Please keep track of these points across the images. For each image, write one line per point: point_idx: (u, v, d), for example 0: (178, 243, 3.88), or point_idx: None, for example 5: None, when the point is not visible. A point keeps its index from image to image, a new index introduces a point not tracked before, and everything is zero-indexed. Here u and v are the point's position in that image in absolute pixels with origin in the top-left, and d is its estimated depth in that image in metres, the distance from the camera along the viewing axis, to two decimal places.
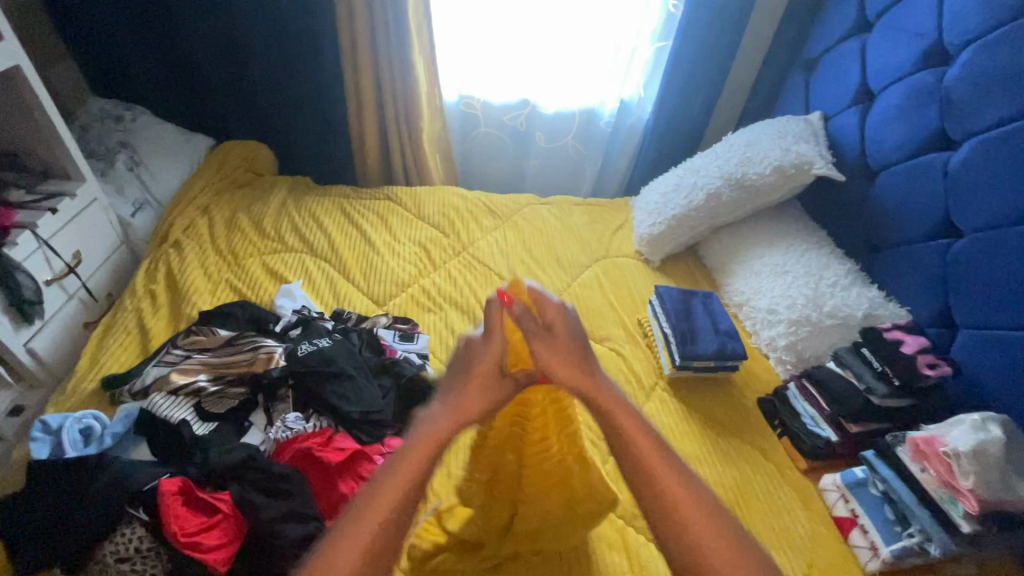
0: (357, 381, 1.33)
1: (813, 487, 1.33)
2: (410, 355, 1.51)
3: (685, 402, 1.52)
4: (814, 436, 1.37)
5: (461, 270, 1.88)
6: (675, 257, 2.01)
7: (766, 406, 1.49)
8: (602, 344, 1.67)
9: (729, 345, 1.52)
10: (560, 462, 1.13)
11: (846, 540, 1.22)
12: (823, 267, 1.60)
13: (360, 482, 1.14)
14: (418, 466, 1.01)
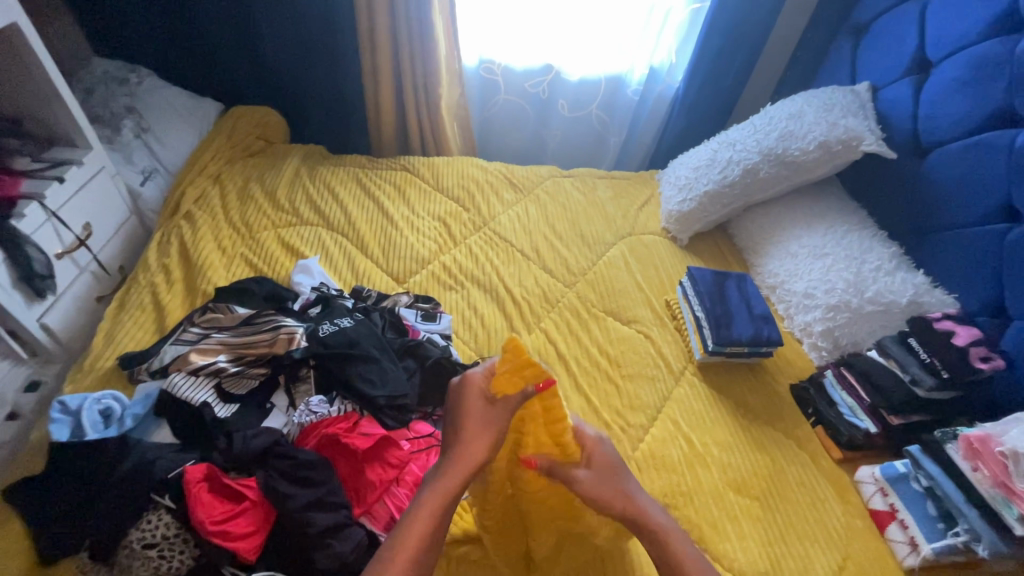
0: (382, 364, 1.29)
1: (848, 478, 1.30)
2: (434, 336, 1.46)
3: (716, 388, 1.48)
4: (851, 426, 1.32)
5: (483, 247, 1.81)
6: (704, 235, 1.93)
7: (800, 394, 1.44)
8: (630, 327, 1.62)
9: (764, 330, 1.46)
10: (562, 496, 1.05)
11: (883, 534, 1.18)
12: (865, 251, 1.52)
13: (387, 468, 1.12)
14: (440, 518, 0.97)
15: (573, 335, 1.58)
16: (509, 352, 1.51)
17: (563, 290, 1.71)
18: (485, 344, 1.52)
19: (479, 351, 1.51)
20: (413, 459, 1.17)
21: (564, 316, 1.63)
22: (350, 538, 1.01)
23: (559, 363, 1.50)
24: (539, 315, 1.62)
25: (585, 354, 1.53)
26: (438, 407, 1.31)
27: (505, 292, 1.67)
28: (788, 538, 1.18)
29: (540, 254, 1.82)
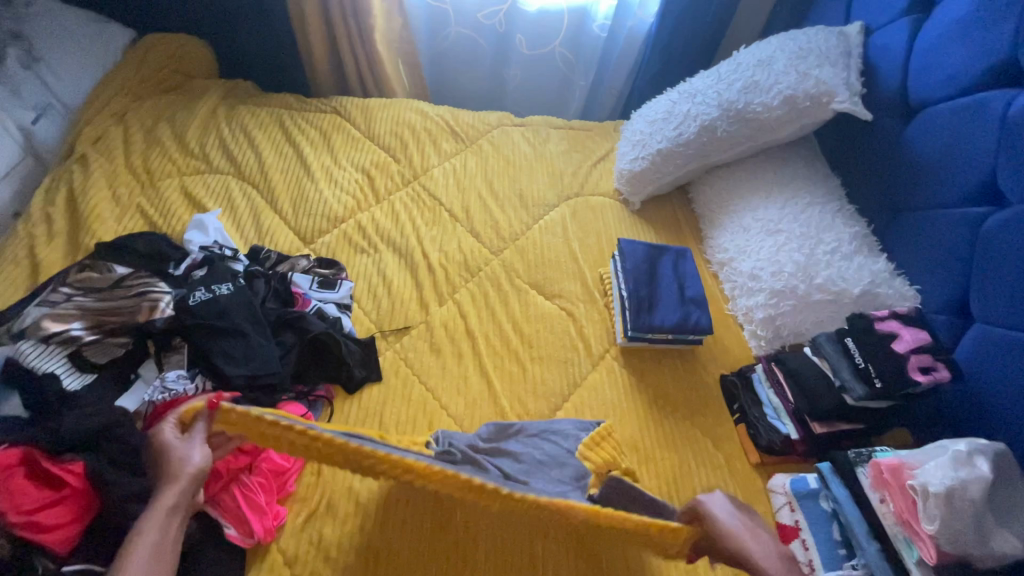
0: (250, 339, 1.18)
1: (761, 484, 1.18)
2: (328, 305, 1.34)
3: (636, 376, 1.34)
4: (771, 429, 1.20)
5: (407, 204, 1.64)
6: (661, 199, 1.71)
7: (726, 388, 1.31)
8: (553, 302, 1.46)
9: (693, 316, 1.29)
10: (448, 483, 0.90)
11: None
12: (824, 229, 1.32)
13: (238, 454, 1.06)
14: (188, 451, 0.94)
15: (488, 310, 1.43)
16: (412, 326, 1.38)
17: (488, 258, 1.54)
18: (387, 316, 1.39)
19: (379, 325, 1.38)
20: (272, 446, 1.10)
21: (483, 289, 1.47)
22: None
23: (465, 340, 1.37)
24: (454, 285, 1.48)
25: (497, 331, 1.39)
26: (319, 386, 1.23)
27: (421, 257, 1.52)
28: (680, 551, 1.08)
29: (470, 214, 1.63)
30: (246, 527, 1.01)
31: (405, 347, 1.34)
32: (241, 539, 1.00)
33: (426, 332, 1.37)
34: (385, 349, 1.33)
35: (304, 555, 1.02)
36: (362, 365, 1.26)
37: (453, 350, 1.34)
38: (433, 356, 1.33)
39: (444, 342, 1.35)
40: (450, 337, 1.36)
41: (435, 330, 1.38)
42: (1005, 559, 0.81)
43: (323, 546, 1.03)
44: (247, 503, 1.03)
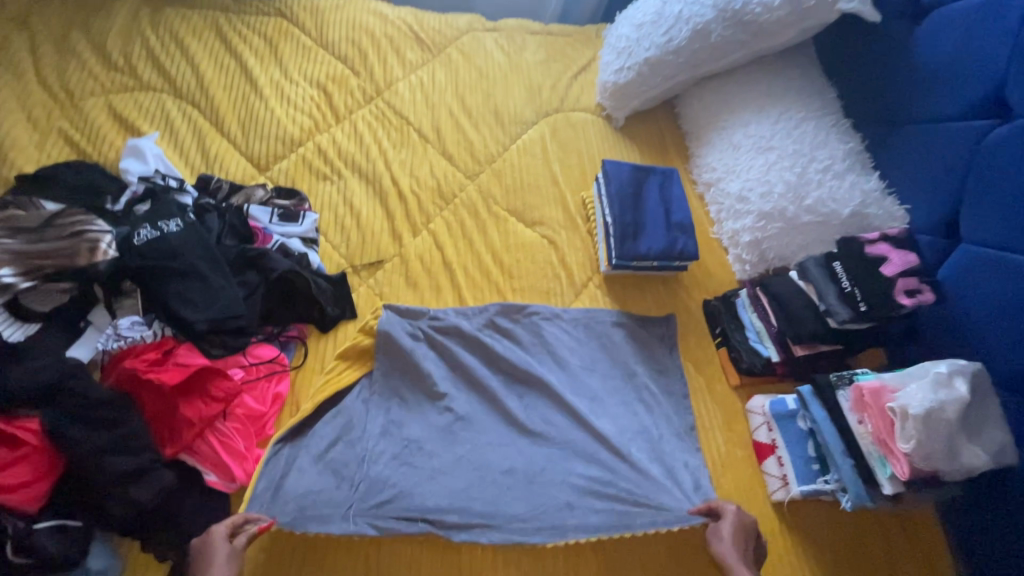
0: (209, 280, 1.08)
1: (740, 405, 1.21)
2: (292, 240, 1.24)
3: (620, 305, 1.32)
4: (753, 352, 1.20)
5: (371, 123, 1.48)
6: (645, 114, 1.60)
7: (710, 312, 1.30)
8: (534, 229, 1.39)
9: (679, 243, 1.24)
10: None
11: (760, 466, 1.13)
12: (817, 145, 1.26)
13: (209, 403, 0.99)
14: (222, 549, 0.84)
15: (466, 240, 1.35)
16: (385, 260, 1.30)
17: (463, 182, 1.43)
18: (358, 250, 1.30)
19: (350, 260, 1.29)
20: (247, 390, 1.05)
21: (460, 216, 1.38)
22: (154, 483, 0.90)
23: (443, 273, 1.30)
24: (428, 213, 1.38)
25: (475, 262, 1.32)
26: (289, 327, 1.16)
27: (391, 184, 1.40)
28: None
29: (441, 134, 1.50)
30: (227, 473, 0.98)
31: (379, 282, 1.27)
32: (224, 484, 0.98)
33: (401, 266, 1.30)
34: (358, 285, 1.26)
35: None
36: (335, 303, 1.20)
37: (430, 284, 1.28)
38: (409, 292, 1.27)
39: (420, 276, 1.29)
40: (427, 270, 1.30)
41: (411, 263, 1.30)
42: (973, 472, 0.85)
43: (314, 544, 0.96)
44: (225, 449, 0.99)
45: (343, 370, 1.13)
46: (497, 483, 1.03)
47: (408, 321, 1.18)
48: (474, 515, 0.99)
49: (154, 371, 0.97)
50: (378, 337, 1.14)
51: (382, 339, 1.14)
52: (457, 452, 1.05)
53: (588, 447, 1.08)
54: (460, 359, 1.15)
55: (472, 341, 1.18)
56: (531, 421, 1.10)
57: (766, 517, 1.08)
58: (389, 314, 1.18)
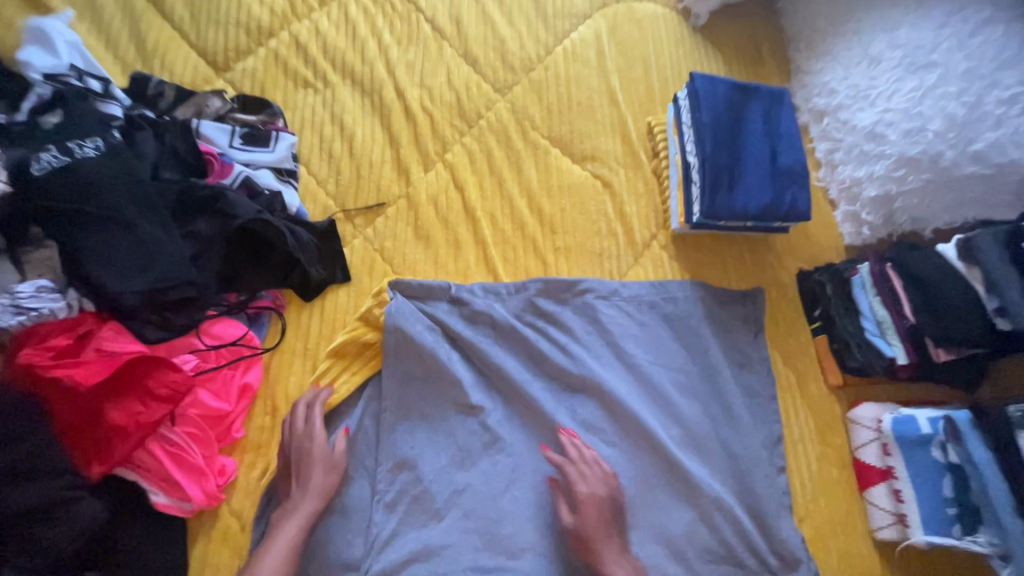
0: (138, 231, 0.76)
1: (840, 412, 0.95)
2: (260, 173, 0.92)
3: (691, 274, 1.01)
4: (871, 350, 0.91)
5: (366, 7, 1.09)
6: (736, 9, 1.19)
7: (808, 290, 1.00)
8: (583, 167, 1.05)
9: (789, 196, 0.90)
10: None
11: (861, 493, 0.90)
12: (1001, 64, 0.89)
13: (149, 405, 0.73)
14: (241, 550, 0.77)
15: (494, 180, 1.02)
16: (387, 203, 0.98)
17: (490, 97, 1.07)
18: (350, 189, 0.98)
19: (340, 202, 0.97)
20: (203, 384, 0.79)
21: (486, 146, 1.04)
22: (77, 519, 0.67)
23: (463, 224, 0.99)
24: (444, 140, 1.03)
25: (505, 209, 1.00)
26: (260, 294, 0.87)
27: (394, 96, 1.04)
28: (743, 499, 0.87)
29: (462, 26, 1.10)
30: (180, 495, 0.75)
31: (379, 233, 0.96)
32: (177, 508, 0.75)
33: (408, 212, 0.98)
34: (351, 237, 0.95)
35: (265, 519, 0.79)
36: (321, 262, 0.91)
37: (446, 238, 0.97)
38: (419, 248, 0.96)
39: (433, 228, 0.98)
40: (443, 220, 0.98)
41: (420, 209, 0.98)
42: None
43: None
44: (177, 463, 0.75)
45: (338, 372, 0.86)
46: (547, 520, 0.83)
47: (426, 306, 0.90)
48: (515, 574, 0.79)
49: (69, 366, 0.71)
50: (388, 337, 0.87)
51: (393, 335, 0.87)
52: (493, 479, 0.84)
53: (650, 475, 0.87)
54: (495, 362, 0.89)
55: (509, 335, 0.91)
56: (589, 439, 0.88)
57: (867, 559, 0.86)
58: (398, 299, 0.89)
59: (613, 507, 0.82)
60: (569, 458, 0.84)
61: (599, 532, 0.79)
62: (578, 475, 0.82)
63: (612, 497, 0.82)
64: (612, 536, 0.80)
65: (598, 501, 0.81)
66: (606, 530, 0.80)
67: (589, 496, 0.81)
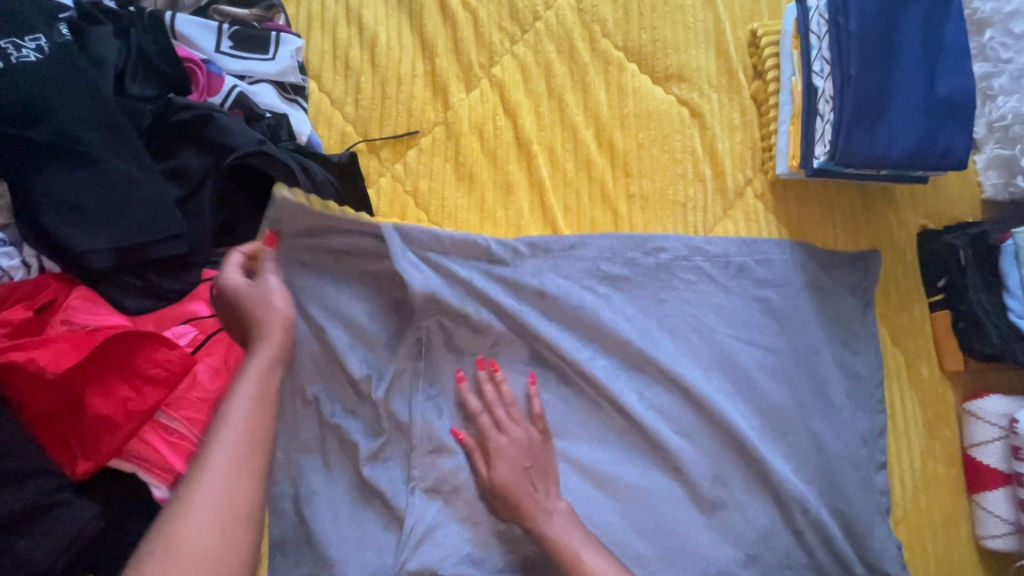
0: (102, 167, 0.58)
1: (954, 401, 0.81)
2: (259, 89, 0.71)
3: (790, 232, 0.83)
4: (1012, 333, 0.76)
5: None
6: None
7: (933, 254, 0.82)
8: (666, 88, 0.83)
9: (944, 137, 0.69)
10: None
11: (971, 494, 0.77)
12: None
13: (143, 388, 0.59)
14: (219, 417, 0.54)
15: (554, 104, 0.81)
16: (420, 131, 0.78)
17: None
18: (374, 111, 0.77)
19: (362, 128, 0.76)
20: (206, 358, 0.64)
21: (543, 58, 0.81)
22: (61, 531, 0.54)
23: (514, 161, 0.79)
24: (491, 49, 0.81)
25: (566, 143, 0.80)
26: (270, 245, 0.70)
27: None
28: (834, 503, 0.74)
29: None
30: None
31: (410, 170, 0.77)
32: None
33: (447, 144, 0.78)
34: (377, 174, 0.77)
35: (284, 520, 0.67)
36: (346, 192, 0.73)
37: (494, 178, 0.78)
38: (461, 191, 0.77)
39: (478, 165, 0.78)
40: (490, 155, 0.78)
41: (462, 139, 0.78)
42: None
43: None
44: (183, 453, 0.62)
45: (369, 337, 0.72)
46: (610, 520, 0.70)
47: (450, 262, 0.72)
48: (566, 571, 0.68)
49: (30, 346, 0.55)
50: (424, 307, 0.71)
51: (430, 307, 0.71)
52: None
53: (735, 473, 0.73)
54: (546, 339, 0.72)
55: (566, 304, 0.74)
56: (666, 436, 0.72)
57: (970, 567, 0.76)
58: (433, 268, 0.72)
59: (533, 453, 0.68)
60: (505, 394, 0.70)
61: (516, 480, 0.66)
62: (504, 422, 0.69)
63: (529, 442, 0.69)
64: (532, 482, 0.67)
65: (519, 447, 0.68)
66: (530, 478, 0.67)
67: (512, 443, 0.68)
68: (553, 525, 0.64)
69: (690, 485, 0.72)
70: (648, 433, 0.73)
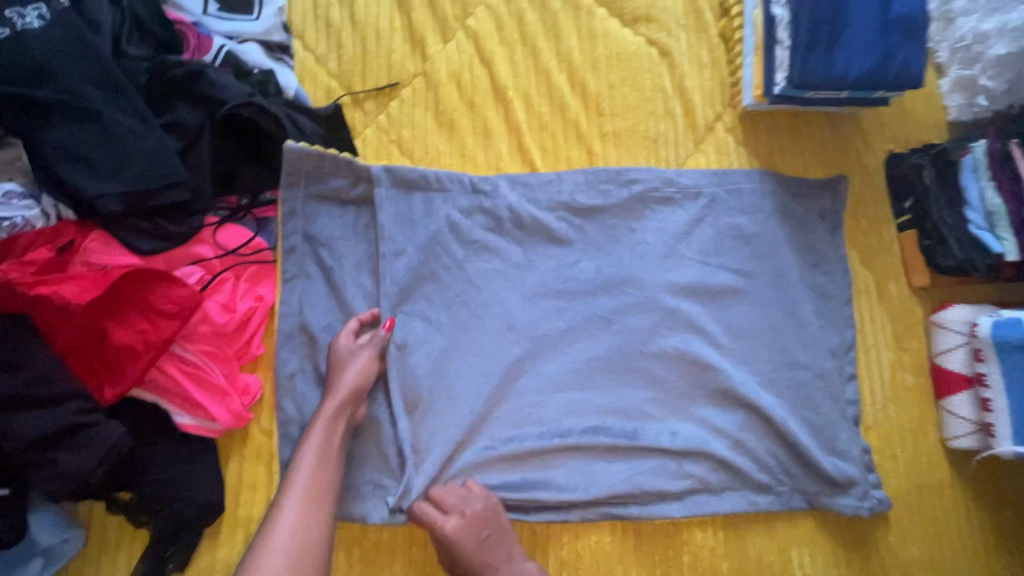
0: (105, 122, 0.63)
1: (922, 315, 0.84)
2: (248, 51, 0.76)
3: (761, 163, 0.86)
4: (973, 245, 0.79)
5: None
6: None
7: (899, 177, 0.85)
8: (636, 30, 0.86)
9: (900, 55, 0.72)
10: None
11: (939, 401, 0.82)
12: None
13: (157, 322, 0.64)
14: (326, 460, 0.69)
15: (528, 52, 0.84)
16: (400, 83, 0.82)
17: None
18: (356, 67, 0.81)
19: (346, 83, 0.81)
20: (214, 298, 0.70)
21: (516, 9, 0.85)
22: (91, 448, 0.60)
23: (492, 107, 0.83)
24: (465, 2, 0.84)
25: (541, 88, 0.84)
26: (266, 193, 0.75)
27: None
28: (803, 412, 0.78)
29: None
30: (206, 415, 0.69)
31: (393, 120, 0.81)
32: (203, 429, 0.69)
33: (426, 94, 0.82)
34: (362, 125, 0.81)
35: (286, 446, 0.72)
36: (331, 141, 0.78)
37: (473, 125, 0.82)
38: (442, 138, 0.82)
39: (457, 112, 0.82)
40: (468, 103, 0.83)
41: (441, 89, 0.82)
42: None
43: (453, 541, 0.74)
44: (197, 382, 0.68)
45: (362, 276, 0.77)
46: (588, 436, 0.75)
47: (438, 195, 0.78)
48: (538, 488, 0.73)
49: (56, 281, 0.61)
50: (414, 247, 0.77)
51: (423, 247, 0.77)
52: (524, 396, 0.75)
53: (710, 386, 0.77)
54: (525, 266, 0.78)
55: (543, 235, 0.79)
56: (644, 358, 0.77)
57: (937, 468, 0.80)
58: (417, 206, 0.77)
59: (488, 521, 0.69)
60: (482, 317, 0.76)
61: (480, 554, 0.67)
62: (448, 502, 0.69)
63: (478, 517, 0.68)
64: (491, 553, 0.68)
65: (469, 526, 0.67)
66: (489, 546, 0.68)
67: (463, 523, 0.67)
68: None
69: (662, 392, 0.77)
70: (615, 348, 0.77)
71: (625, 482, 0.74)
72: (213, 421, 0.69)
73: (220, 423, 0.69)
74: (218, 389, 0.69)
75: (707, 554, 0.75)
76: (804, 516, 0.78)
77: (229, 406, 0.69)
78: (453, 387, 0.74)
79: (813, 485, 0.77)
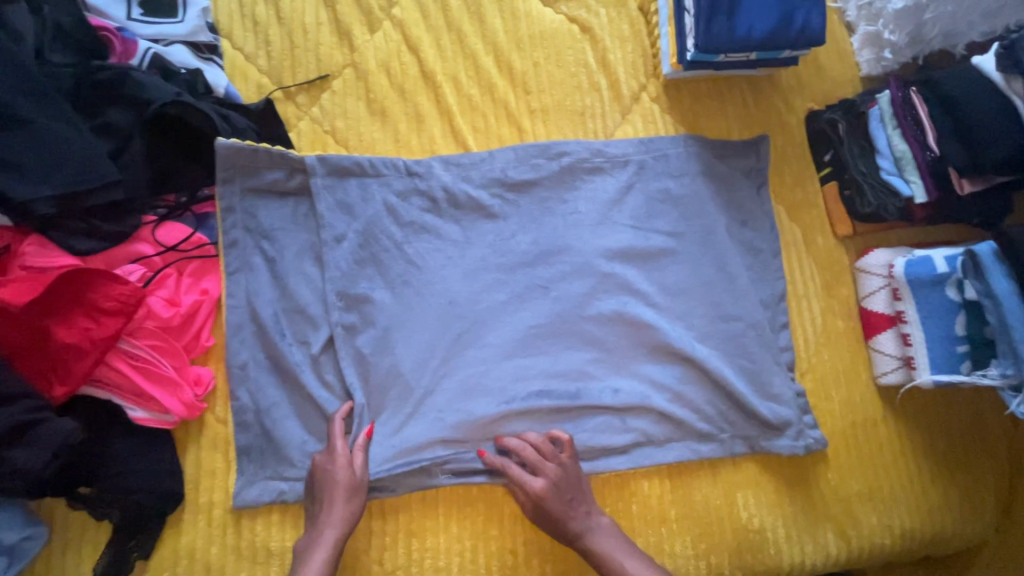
0: (32, 127, 0.65)
1: (848, 262, 0.89)
2: (175, 53, 0.78)
3: (687, 128, 0.90)
4: (885, 191, 0.83)
5: None
6: None
7: (819, 132, 0.89)
8: (557, 9, 0.89)
9: (801, 14, 0.76)
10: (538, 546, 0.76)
11: (867, 341, 0.86)
12: None
13: (99, 318, 0.67)
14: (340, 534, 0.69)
15: (454, 36, 0.87)
16: (331, 75, 0.84)
17: None
18: (285, 62, 0.83)
19: (277, 79, 0.83)
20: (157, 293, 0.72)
21: None
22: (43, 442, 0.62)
23: (423, 92, 0.86)
24: None
25: (469, 70, 0.87)
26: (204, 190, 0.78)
27: None
28: (738, 361, 0.82)
29: None
30: (157, 406, 0.71)
31: (326, 111, 0.83)
32: (156, 420, 0.71)
33: (357, 83, 0.85)
34: (296, 118, 0.83)
35: (241, 432, 0.74)
36: (266, 135, 0.80)
37: (405, 111, 0.85)
38: (376, 125, 0.84)
39: (388, 99, 0.85)
40: (399, 90, 0.85)
41: (372, 78, 0.85)
42: None
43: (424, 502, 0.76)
44: (146, 375, 0.70)
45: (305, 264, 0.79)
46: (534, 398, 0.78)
47: (374, 181, 0.81)
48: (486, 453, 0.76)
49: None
50: (354, 231, 0.79)
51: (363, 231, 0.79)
52: (470, 366, 0.78)
53: (648, 343, 0.81)
54: (463, 242, 0.81)
55: (478, 211, 0.82)
56: (585, 322, 0.80)
57: (871, 403, 0.85)
58: (355, 192, 0.80)
59: (571, 483, 0.73)
60: (424, 292, 0.79)
61: (565, 511, 0.71)
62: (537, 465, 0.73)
63: (566, 472, 0.73)
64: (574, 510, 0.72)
65: (559, 482, 0.72)
66: (575, 507, 0.72)
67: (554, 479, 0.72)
68: (598, 540, 0.71)
69: (603, 353, 0.80)
70: (555, 312, 0.80)
71: (569, 440, 0.77)
72: (166, 412, 0.71)
73: (173, 414, 0.71)
74: (168, 381, 0.71)
75: (655, 502, 0.79)
76: (745, 461, 0.81)
77: (180, 397, 0.71)
78: (400, 364, 0.77)
79: (751, 430, 0.81)
